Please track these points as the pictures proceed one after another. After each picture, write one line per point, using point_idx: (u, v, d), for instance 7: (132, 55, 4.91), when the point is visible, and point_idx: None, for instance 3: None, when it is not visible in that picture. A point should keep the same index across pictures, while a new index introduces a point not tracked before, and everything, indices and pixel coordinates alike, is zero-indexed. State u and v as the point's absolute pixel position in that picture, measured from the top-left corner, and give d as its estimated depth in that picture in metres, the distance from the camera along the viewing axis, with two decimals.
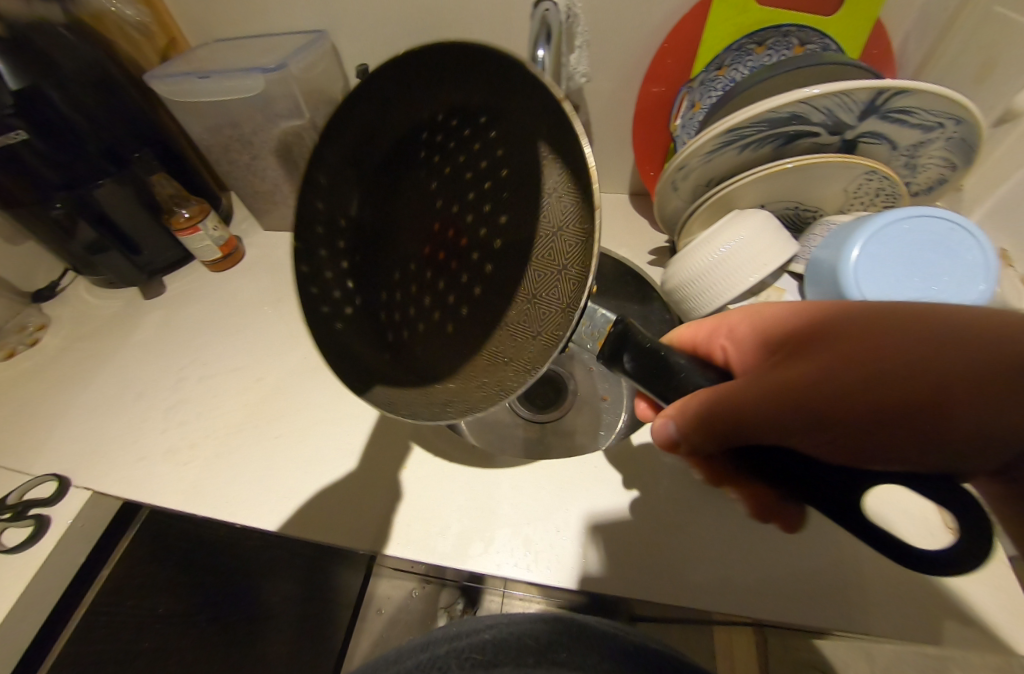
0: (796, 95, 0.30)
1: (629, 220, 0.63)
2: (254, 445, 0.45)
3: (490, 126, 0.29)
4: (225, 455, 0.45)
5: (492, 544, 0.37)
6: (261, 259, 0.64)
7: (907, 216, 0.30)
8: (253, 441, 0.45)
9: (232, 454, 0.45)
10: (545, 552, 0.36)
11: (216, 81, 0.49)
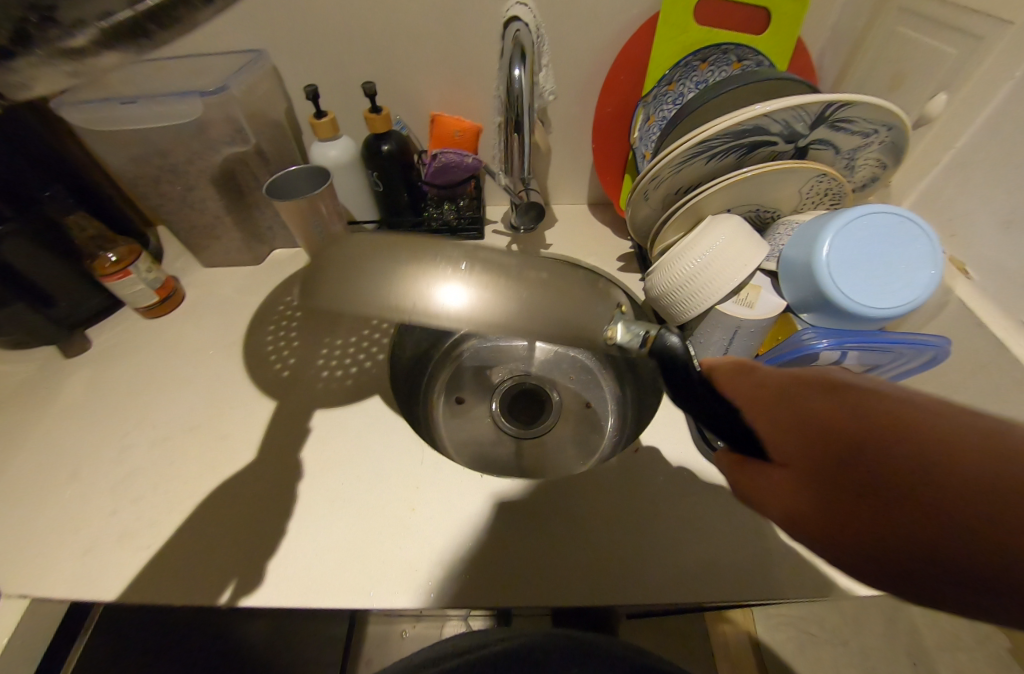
0: (753, 111, 0.34)
1: (593, 229, 0.65)
2: (232, 512, 0.39)
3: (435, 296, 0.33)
4: (196, 530, 0.38)
5: (520, 577, 0.35)
6: (208, 299, 0.58)
7: (864, 212, 0.34)
8: (230, 508, 0.40)
9: (203, 529, 0.38)
10: (577, 575, 0.35)
11: (144, 106, 0.45)
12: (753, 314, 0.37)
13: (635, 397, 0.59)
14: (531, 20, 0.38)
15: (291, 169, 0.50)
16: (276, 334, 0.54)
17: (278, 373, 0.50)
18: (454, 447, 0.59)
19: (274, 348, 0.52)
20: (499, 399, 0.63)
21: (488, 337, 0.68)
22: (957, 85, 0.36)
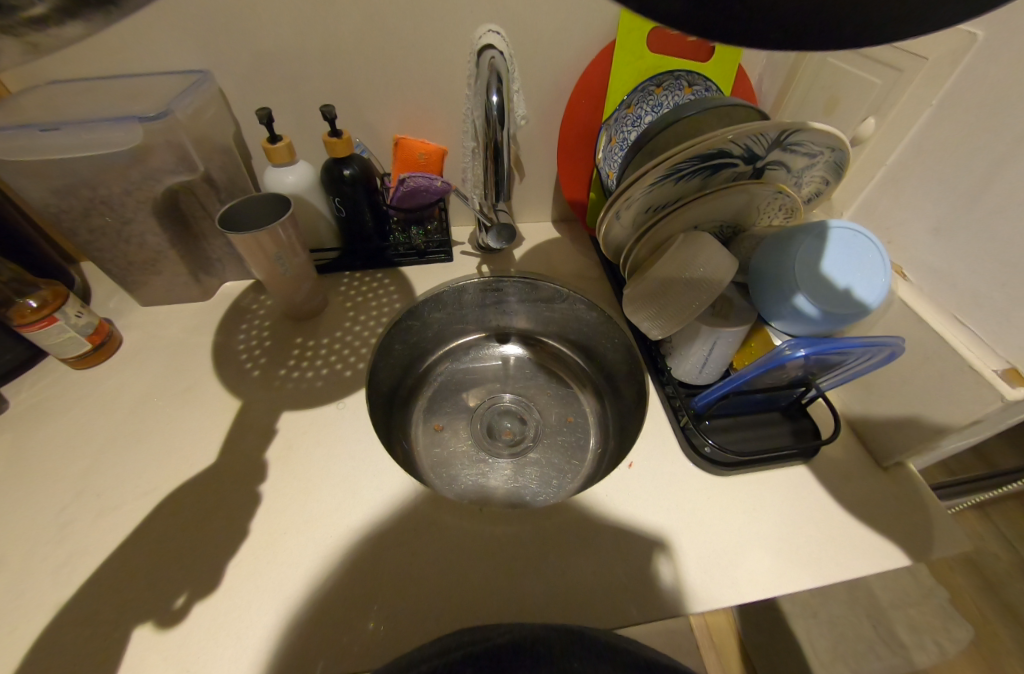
0: (720, 136, 0.36)
1: (561, 246, 0.66)
2: (207, 584, 0.35)
3: None
4: (177, 609, 0.34)
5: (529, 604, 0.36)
6: (155, 342, 0.52)
7: (818, 229, 0.37)
8: (203, 580, 0.35)
9: (186, 607, 0.34)
10: (588, 598, 0.36)
11: (74, 136, 0.40)
12: (729, 325, 0.39)
13: (614, 408, 0.60)
14: (504, 47, 0.38)
15: (245, 198, 0.46)
16: (249, 332, 0.54)
17: (249, 372, 0.50)
18: (434, 476, 0.56)
19: (244, 345, 0.52)
20: (478, 417, 0.62)
21: (463, 357, 0.68)
22: (885, 110, 0.42)
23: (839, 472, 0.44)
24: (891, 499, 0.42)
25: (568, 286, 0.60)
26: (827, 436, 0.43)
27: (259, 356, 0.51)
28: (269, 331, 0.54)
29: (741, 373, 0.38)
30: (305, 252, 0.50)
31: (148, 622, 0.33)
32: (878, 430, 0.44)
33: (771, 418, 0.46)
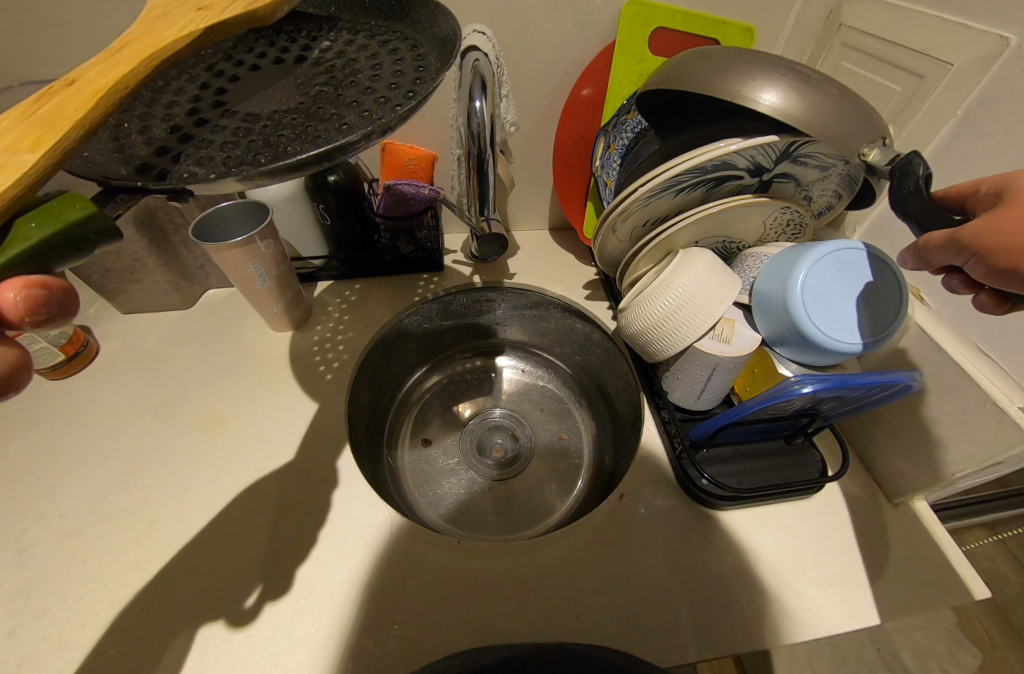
0: (723, 148, 0.34)
1: (557, 255, 0.63)
2: (192, 622, 0.33)
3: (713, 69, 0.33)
4: (252, 606, 0.34)
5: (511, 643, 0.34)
6: (130, 353, 0.50)
7: (829, 250, 0.34)
8: (273, 577, 0.36)
9: (260, 604, 0.34)
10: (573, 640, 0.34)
11: None
12: (730, 350, 0.36)
13: (612, 428, 0.57)
14: (490, 50, 0.36)
15: (221, 206, 0.44)
16: (323, 334, 0.53)
17: (323, 374, 0.49)
18: (419, 495, 0.54)
19: (318, 349, 0.51)
20: (468, 434, 0.60)
21: (454, 370, 0.66)
22: (904, 120, 0.39)
23: (842, 508, 0.42)
24: (896, 539, 0.40)
25: (564, 299, 0.58)
26: (834, 473, 0.40)
27: (334, 361, 0.51)
28: (344, 334, 0.53)
29: (743, 406, 0.35)
30: (287, 262, 0.48)
31: (222, 618, 0.33)
32: (889, 463, 0.42)
33: (775, 448, 0.43)
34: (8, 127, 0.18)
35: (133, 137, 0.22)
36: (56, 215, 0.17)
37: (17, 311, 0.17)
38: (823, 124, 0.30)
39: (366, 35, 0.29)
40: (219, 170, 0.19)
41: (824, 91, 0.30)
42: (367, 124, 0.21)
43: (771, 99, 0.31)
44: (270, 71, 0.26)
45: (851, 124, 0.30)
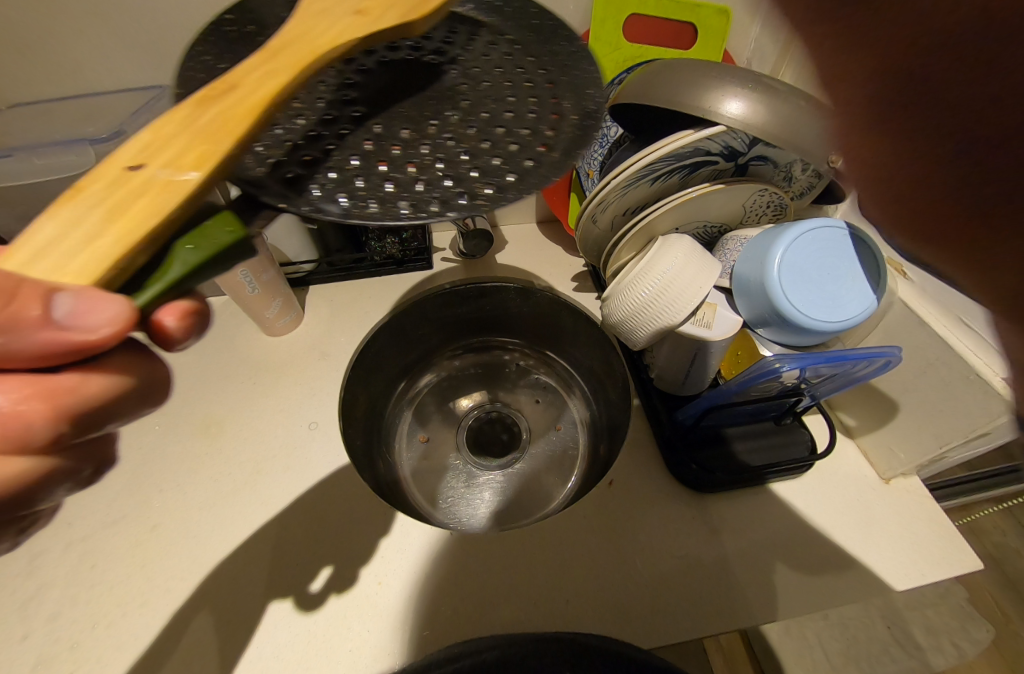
0: (697, 131, 0.34)
1: (544, 249, 0.63)
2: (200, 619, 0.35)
3: (679, 75, 0.35)
4: (316, 593, 0.36)
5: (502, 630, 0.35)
6: None
7: (809, 229, 0.34)
8: (292, 563, 0.38)
9: (324, 592, 0.36)
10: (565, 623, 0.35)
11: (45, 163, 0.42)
12: (711, 335, 0.37)
13: (603, 417, 0.57)
14: None
15: None
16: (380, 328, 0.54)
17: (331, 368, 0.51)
18: (419, 491, 0.55)
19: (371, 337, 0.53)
20: (464, 430, 0.61)
21: (447, 367, 0.66)
22: None
23: (832, 490, 0.42)
24: (886, 514, 0.40)
25: (552, 291, 0.57)
26: (823, 450, 0.41)
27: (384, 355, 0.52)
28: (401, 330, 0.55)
29: (726, 387, 0.36)
30: (275, 267, 0.48)
31: (289, 601, 0.36)
32: (878, 441, 0.42)
33: (765, 430, 0.43)
34: (171, 134, 0.18)
35: (276, 137, 0.23)
36: (210, 236, 0.18)
37: (176, 337, 0.20)
38: (782, 131, 0.33)
39: (502, 56, 0.28)
40: (349, 207, 0.21)
41: (779, 98, 0.33)
42: (495, 180, 0.22)
43: (731, 107, 0.32)
44: (404, 82, 0.26)
45: (807, 126, 0.32)
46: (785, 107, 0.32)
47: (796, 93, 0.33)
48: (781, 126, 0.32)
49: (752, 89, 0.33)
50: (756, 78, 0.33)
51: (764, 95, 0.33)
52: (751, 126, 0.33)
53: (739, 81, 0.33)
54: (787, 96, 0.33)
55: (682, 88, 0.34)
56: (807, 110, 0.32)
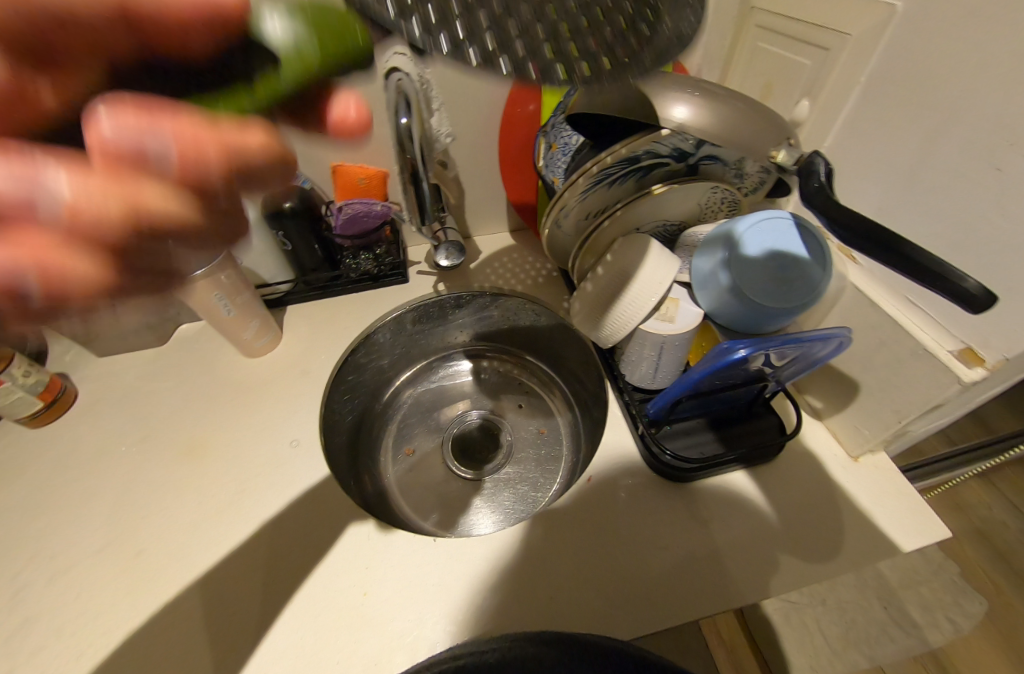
0: (646, 134, 0.36)
1: (517, 256, 0.65)
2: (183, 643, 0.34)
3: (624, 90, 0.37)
4: (358, 615, 0.35)
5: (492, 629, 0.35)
6: (109, 394, 0.51)
7: (759, 221, 0.36)
8: (279, 578, 0.37)
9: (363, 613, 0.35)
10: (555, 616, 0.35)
11: None
12: (674, 328, 0.38)
13: (584, 415, 0.58)
14: (414, 70, 0.36)
15: None
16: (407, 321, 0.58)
17: (313, 382, 0.51)
18: (409, 503, 0.55)
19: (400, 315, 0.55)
20: (450, 439, 0.61)
21: (430, 378, 0.67)
22: (817, 91, 0.41)
23: (805, 469, 0.43)
24: (859, 489, 0.42)
25: (528, 297, 0.58)
26: (793, 431, 0.42)
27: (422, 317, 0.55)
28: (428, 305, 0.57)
29: (690, 375, 0.37)
30: (249, 289, 0.49)
31: (324, 622, 0.35)
32: (844, 421, 0.44)
33: (737, 417, 0.44)
34: None
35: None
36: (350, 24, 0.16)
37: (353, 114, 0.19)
38: (724, 134, 0.35)
39: None
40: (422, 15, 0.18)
41: (718, 102, 0.35)
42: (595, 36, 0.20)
43: (678, 112, 0.34)
44: None
45: (747, 127, 0.34)
46: (725, 106, 0.35)
47: (735, 98, 0.35)
48: (722, 130, 0.34)
49: (694, 93, 0.35)
50: (699, 85, 0.36)
51: (705, 97, 0.35)
52: (698, 128, 0.35)
53: (682, 87, 0.35)
54: (726, 100, 0.35)
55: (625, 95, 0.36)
56: (747, 110, 0.35)
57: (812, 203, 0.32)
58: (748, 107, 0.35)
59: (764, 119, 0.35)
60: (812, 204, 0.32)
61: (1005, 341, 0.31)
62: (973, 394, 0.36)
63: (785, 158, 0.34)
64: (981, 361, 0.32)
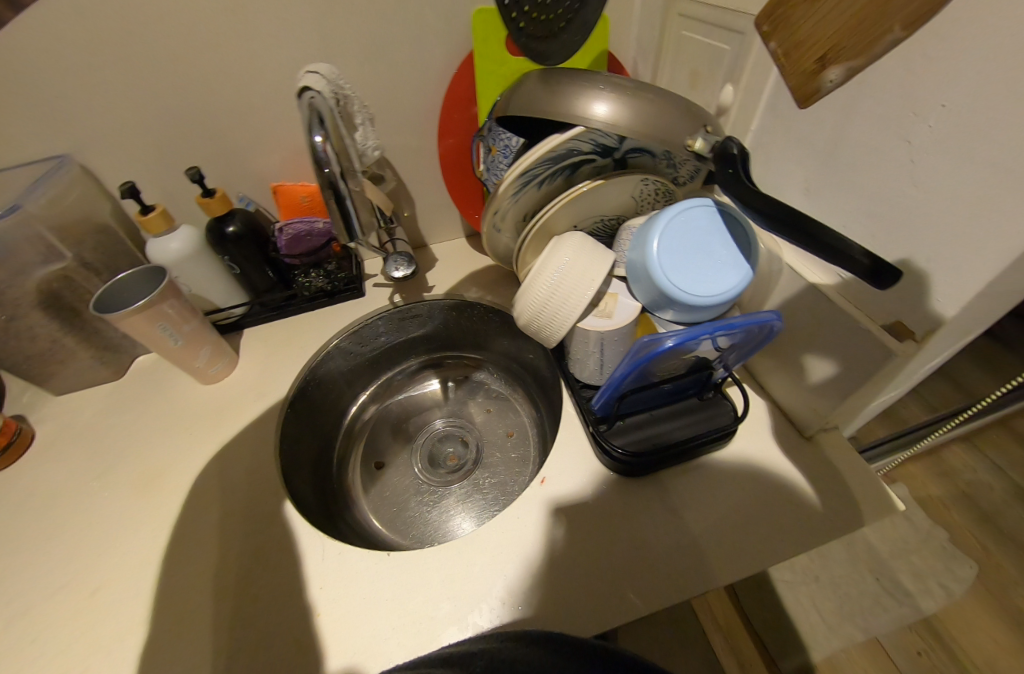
0: (564, 134, 0.36)
1: (473, 261, 0.65)
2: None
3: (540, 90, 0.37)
4: (313, 635, 0.35)
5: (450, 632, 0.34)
6: (66, 433, 0.50)
7: (683, 210, 0.36)
8: (238, 605, 0.37)
9: (319, 633, 0.35)
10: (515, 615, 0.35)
11: None
12: (612, 323, 0.38)
13: (548, 413, 0.59)
14: (327, 87, 0.36)
15: (120, 277, 0.45)
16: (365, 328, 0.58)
17: (272, 403, 0.51)
18: (379, 517, 0.56)
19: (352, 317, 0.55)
20: (419, 451, 0.62)
21: (396, 392, 0.67)
22: (738, 76, 0.41)
23: (758, 453, 0.44)
24: (811, 467, 0.43)
25: (485, 302, 0.60)
26: (743, 415, 0.42)
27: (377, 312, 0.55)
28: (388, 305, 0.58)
29: (616, 374, 0.37)
30: (196, 316, 0.49)
31: (282, 644, 0.34)
32: (794, 401, 0.45)
33: (688, 407, 0.44)
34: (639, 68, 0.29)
35: None
36: None
37: None
38: (648, 129, 0.34)
39: None
40: None
41: (642, 98, 0.34)
42: None
43: (592, 109, 0.34)
44: None
45: (663, 117, 0.34)
46: (641, 97, 0.34)
47: (651, 88, 0.35)
48: (635, 124, 0.34)
49: (608, 88, 0.35)
50: (614, 78, 0.35)
51: (618, 90, 0.35)
52: (612, 123, 0.34)
53: (599, 82, 0.35)
54: (642, 92, 0.35)
55: (539, 94, 0.37)
56: (662, 99, 0.35)
57: (731, 190, 0.32)
58: (663, 97, 0.35)
59: (678, 109, 0.35)
60: (731, 191, 0.32)
61: (931, 311, 0.31)
62: (913, 365, 0.37)
63: (701, 146, 0.34)
64: (911, 334, 0.33)
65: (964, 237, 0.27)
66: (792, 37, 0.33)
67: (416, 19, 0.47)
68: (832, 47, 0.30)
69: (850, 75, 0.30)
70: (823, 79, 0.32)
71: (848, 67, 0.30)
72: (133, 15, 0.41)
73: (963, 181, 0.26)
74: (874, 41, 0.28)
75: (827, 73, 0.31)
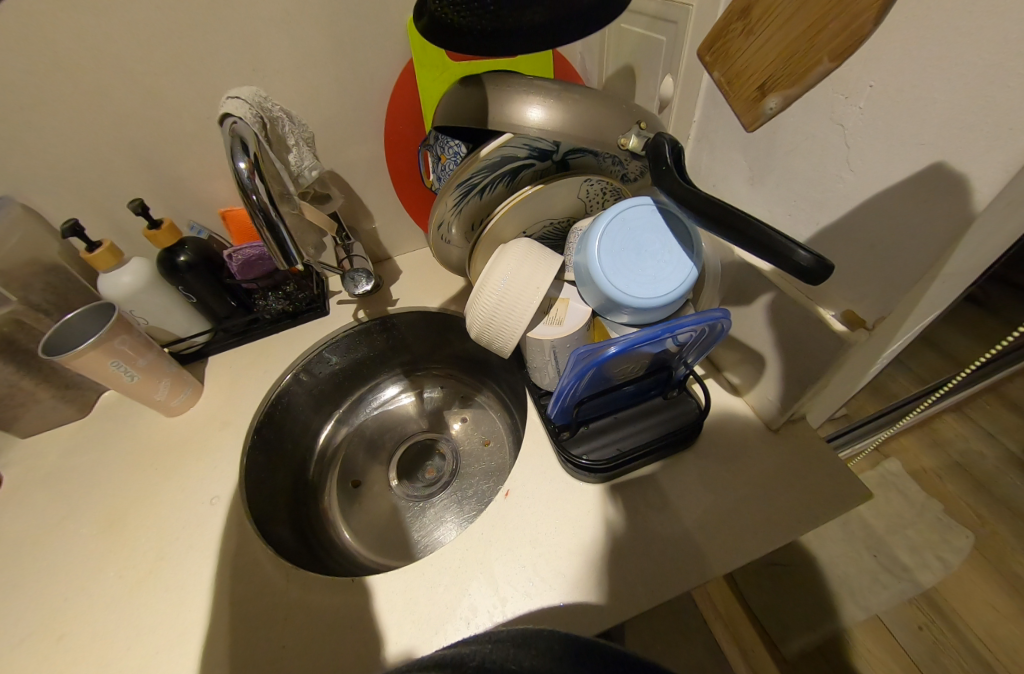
0: (495, 142, 0.35)
1: (438, 271, 0.64)
2: None
3: (470, 98, 0.36)
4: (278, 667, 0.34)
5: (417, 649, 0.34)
6: (30, 478, 0.49)
7: (621, 210, 0.35)
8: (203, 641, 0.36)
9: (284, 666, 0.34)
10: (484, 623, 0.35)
11: None
12: (562, 330, 0.38)
13: (520, 419, 0.58)
14: (251, 112, 0.36)
15: (69, 316, 0.45)
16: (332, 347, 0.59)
17: (238, 430, 0.50)
18: (357, 535, 0.56)
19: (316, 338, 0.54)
20: (396, 465, 0.62)
21: (371, 408, 0.67)
22: (676, 68, 0.41)
23: (726, 448, 0.43)
24: (781, 459, 0.42)
25: (449, 312, 0.60)
26: (705, 411, 0.42)
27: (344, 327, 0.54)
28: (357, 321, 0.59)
29: (565, 383, 0.36)
30: (153, 348, 0.49)
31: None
32: (759, 393, 0.44)
33: (651, 407, 0.44)
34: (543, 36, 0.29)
35: None
36: None
37: None
38: (582, 132, 0.34)
39: None
40: None
41: (570, 99, 0.33)
42: None
43: (521, 115, 0.33)
44: None
45: (594, 118, 0.33)
46: (570, 98, 0.33)
47: (580, 89, 0.34)
48: (567, 127, 0.33)
49: (536, 91, 0.34)
50: (542, 80, 0.34)
51: (545, 93, 0.34)
52: (542, 127, 0.33)
53: (526, 86, 0.34)
54: (571, 92, 0.34)
55: (468, 103, 0.36)
56: (592, 99, 0.34)
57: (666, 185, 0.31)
58: (593, 97, 0.34)
59: (609, 108, 0.34)
60: (666, 187, 0.31)
61: (880, 300, 0.30)
62: (872, 351, 0.36)
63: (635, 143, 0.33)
64: (862, 322, 0.32)
65: (906, 217, 0.26)
66: (733, 68, 0.33)
67: (350, 30, 0.46)
68: (770, 76, 0.30)
69: (786, 103, 0.30)
70: (764, 107, 0.32)
71: (784, 96, 0.30)
72: (57, 48, 0.40)
73: (896, 163, 0.26)
74: (804, 72, 0.28)
75: (768, 101, 0.31)
